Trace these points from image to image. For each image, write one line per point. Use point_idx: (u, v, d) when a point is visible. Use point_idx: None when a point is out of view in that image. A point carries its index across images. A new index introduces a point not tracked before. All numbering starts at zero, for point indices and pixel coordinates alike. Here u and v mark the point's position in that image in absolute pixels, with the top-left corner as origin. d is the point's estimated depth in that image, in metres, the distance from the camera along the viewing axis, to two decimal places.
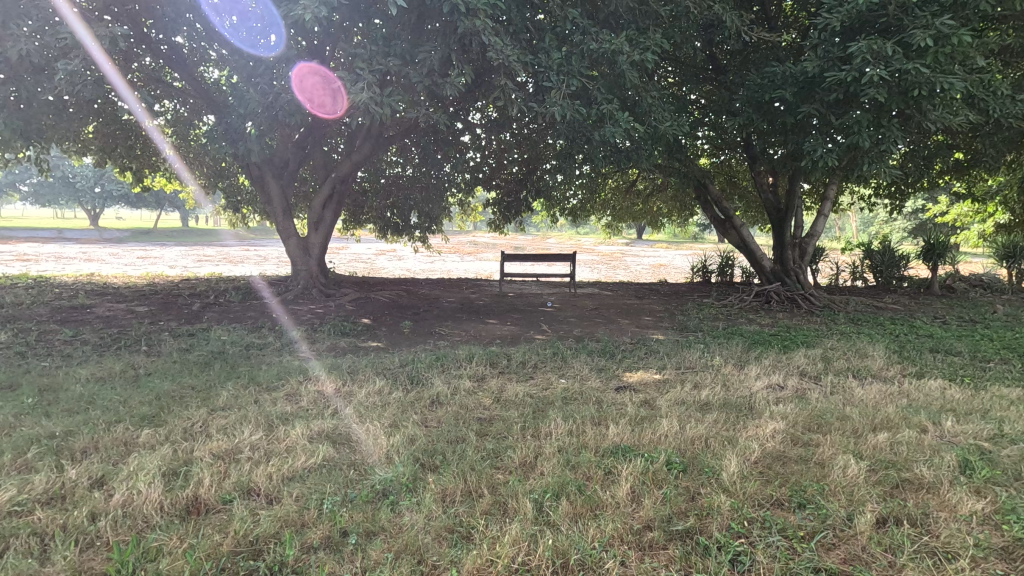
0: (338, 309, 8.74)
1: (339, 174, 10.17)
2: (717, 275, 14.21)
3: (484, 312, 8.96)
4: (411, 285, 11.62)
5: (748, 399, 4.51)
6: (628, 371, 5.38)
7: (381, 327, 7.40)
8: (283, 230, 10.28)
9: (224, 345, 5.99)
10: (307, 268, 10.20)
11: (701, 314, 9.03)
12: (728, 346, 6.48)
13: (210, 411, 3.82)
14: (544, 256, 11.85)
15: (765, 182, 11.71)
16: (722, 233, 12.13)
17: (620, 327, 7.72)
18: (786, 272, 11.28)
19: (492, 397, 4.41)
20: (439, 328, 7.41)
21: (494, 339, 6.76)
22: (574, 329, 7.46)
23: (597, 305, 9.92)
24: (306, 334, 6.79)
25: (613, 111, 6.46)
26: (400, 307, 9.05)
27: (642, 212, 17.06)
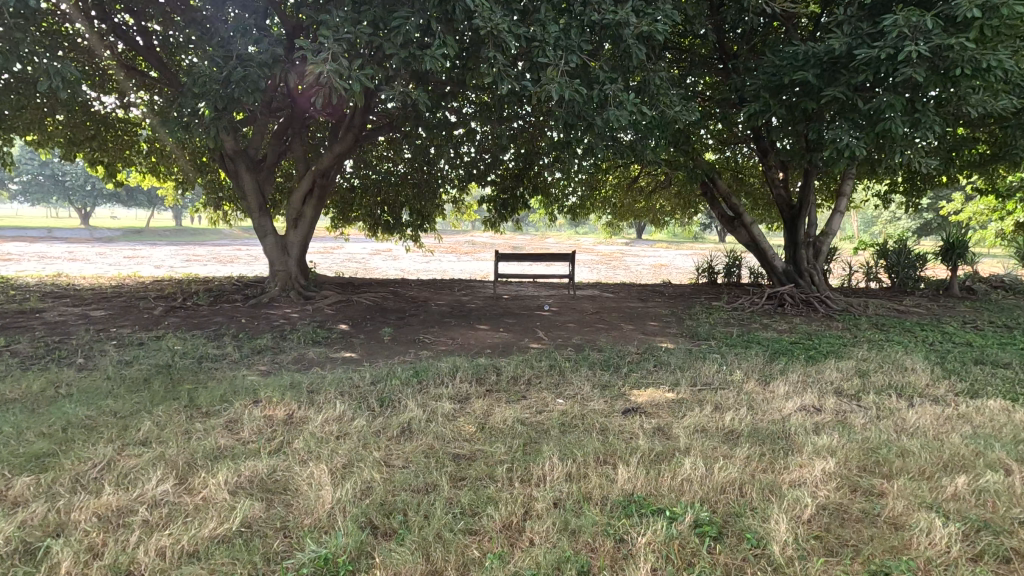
0: (317, 313, 8.01)
1: (320, 168, 9.45)
2: (724, 275, 13.48)
3: (475, 316, 8.22)
4: (400, 287, 10.88)
5: (780, 426, 3.79)
6: (635, 389, 4.64)
7: (359, 334, 6.66)
8: (258, 228, 9.43)
9: (174, 357, 5.24)
10: (286, 269, 9.43)
11: (712, 319, 8.29)
12: (747, 357, 5.76)
13: (120, 446, 3.09)
14: (541, 255, 11.11)
15: (776, 178, 11.00)
16: (731, 231, 11.39)
17: (624, 335, 6.99)
18: (799, 272, 10.55)
19: (475, 424, 3.68)
20: (423, 335, 6.67)
21: (483, 348, 6.03)
22: (574, 336, 6.73)
23: (598, 308, 9.19)
24: (273, 342, 6.05)
25: (617, 92, 5.74)
26: (385, 312, 8.32)
27: (645, 210, 16.32)
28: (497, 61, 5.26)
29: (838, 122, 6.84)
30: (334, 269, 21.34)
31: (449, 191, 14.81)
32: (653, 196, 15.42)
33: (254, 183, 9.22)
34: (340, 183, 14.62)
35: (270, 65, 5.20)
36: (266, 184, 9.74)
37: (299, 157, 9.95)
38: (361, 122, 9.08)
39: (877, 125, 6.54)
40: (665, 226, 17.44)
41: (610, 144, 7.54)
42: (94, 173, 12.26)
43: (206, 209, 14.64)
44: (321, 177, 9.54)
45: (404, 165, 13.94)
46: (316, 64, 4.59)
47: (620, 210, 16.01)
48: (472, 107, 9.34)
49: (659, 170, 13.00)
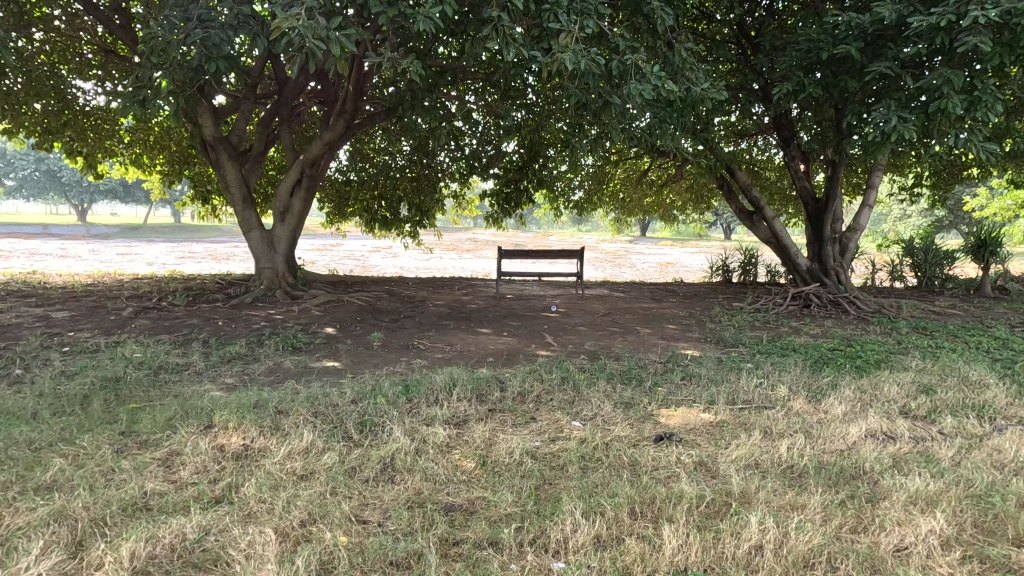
0: (303, 314, 7.31)
1: (309, 156, 8.73)
2: (739, 274, 12.75)
3: (476, 318, 7.50)
4: (396, 285, 10.16)
5: (852, 460, 3.07)
6: (665, 409, 3.93)
7: (346, 339, 5.93)
8: (242, 221, 8.68)
9: (125, 368, 4.51)
10: (273, 267, 8.71)
11: (736, 322, 7.56)
12: (788, 367, 5.04)
13: (14, 497, 2.39)
14: (547, 252, 10.38)
15: (799, 169, 10.25)
16: (750, 227, 10.65)
17: (643, 341, 6.26)
18: (824, 271, 9.81)
19: (475, 459, 2.99)
20: (418, 341, 5.95)
21: (485, 356, 5.31)
22: (587, 342, 6.01)
23: (609, 310, 8.46)
24: (246, 348, 5.33)
25: (639, 64, 5.02)
26: (378, 314, 7.62)
27: (656, 204, 15.54)
28: (501, 24, 4.58)
29: (883, 102, 6.12)
30: (330, 266, 20.63)
31: (450, 186, 14.06)
32: (665, 189, 14.65)
33: (236, 172, 8.47)
34: (336, 177, 13.95)
35: (237, 26, 4.46)
36: (250, 174, 9.01)
37: (286, 146, 9.24)
38: (353, 107, 8.41)
39: (929, 104, 5.81)
40: (675, 222, 16.72)
41: (627, 128, 6.82)
42: (73, 164, 11.54)
43: (193, 204, 13.97)
44: (311, 167, 8.82)
45: (403, 158, 13.21)
46: (287, 21, 3.86)
47: (629, 205, 15.24)
48: (474, 90, 8.62)
49: (671, 162, 12.31)
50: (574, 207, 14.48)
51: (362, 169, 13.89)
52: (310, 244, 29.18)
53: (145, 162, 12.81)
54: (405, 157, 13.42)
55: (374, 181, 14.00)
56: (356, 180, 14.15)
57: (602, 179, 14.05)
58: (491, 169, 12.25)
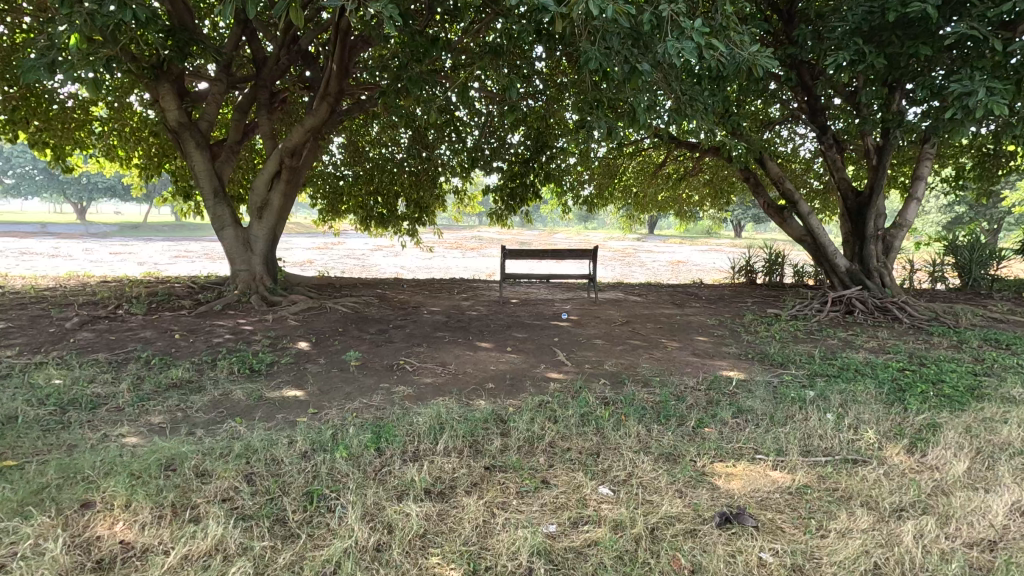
0: (277, 325, 6.36)
1: (288, 144, 7.74)
2: (765, 275, 11.78)
3: (476, 329, 6.50)
4: (390, 289, 9.21)
5: (1015, 564, 2.11)
6: (720, 467, 2.96)
7: (319, 358, 4.97)
8: (214, 217, 7.71)
9: (25, 402, 3.57)
10: (250, 269, 7.78)
11: (777, 334, 6.53)
12: (862, 397, 4.04)
13: None
14: (556, 252, 9.36)
15: (836, 159, 9.19)
16: (782, 224, 9.60)
17: (674, 360, 5.24)
18: (867, 272, 8.76)
19: (463, 566, 2.06)
20: (404, 360, 4.96)
21: (484, 382, 4.33)
22: (608, 362, 5.01)
23: (628, 318, 7.44)
24: (193, 372, 4.37)
25: (675, 16, 4.02)
26: (364, 324, 6.65)
27: (672, 199, 14.47)
28: None
29: (963, 73, 5.11)
30: (328, 266, 19.79)
31: (451, 181, 13.05)
32: (682, 183, 13.60)
33: (206, 161, 7.50)
34: (330, 172, 13.14)
35: None
36: (225, 165, 8.04)
37: (265, 133, 8.26)
38: (338, 88, 7.46)
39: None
40: (691, 218, 15.70)
41: (651, 108, 5.82)
42: (41, 156, 10.61)
43: (175, 200, 13.07)
44: (290, 156, 7.84)
45: (401, 152, 12.24)
46: None
47: (643, 201, 14.18)
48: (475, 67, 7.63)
49: (691, 151, 11.36)
50: (584, 202, 13.44)
51: (357, 163, 12.93)
52: (309, 244, 28.07)
53: (122, 156, 11.88)
54: (403, 150, 12.45)
55: (370, 175, 13.02)
56: (352, 176, 13.30)
57: (614, 171, 13.01)
58: (495, 161, 11.24)
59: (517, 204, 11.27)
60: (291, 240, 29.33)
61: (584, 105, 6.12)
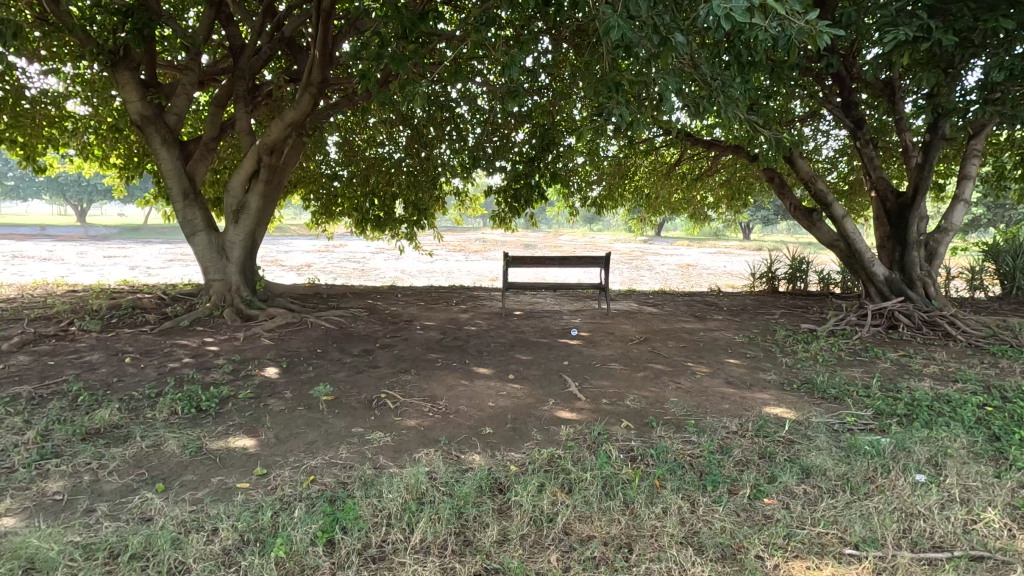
0: (247, 345, 5.58)
1: (267, 140, 6.95)
2: (788, 282, 10.96)
3: (475, 350, 5.69)
4: (382, 299, 8.43)
5: None
6: (799, 570, 2.17)
7: (286, 391, 4.19)
8: (185, 221, 6.92)
9: None
10: (224, 279, 7.03)
11: (821, 355, 5.69)
12: (955, 450, 3.22)
13: None
14: (565, 260, 8.54)
15: (872, 156, 8.38)
16: (811, 228, 8.76)
17: (708, 393, 4.41)
18: (909, 281, 7.91)
19: None
20: (386, 393, 4.18)
21: (480, 427, 3.54)
22: (631, 399, 4.19)
23: (646, 335, 6.61)
24: (126, 412, 3.59)
25: None
26: (347, 344, 5.85)
27: (687, 201, 13.61)
28: None
29: None
30: (326, 271, 19.10)
31: (453, 182, 12.19)
32: (697, 184, 12.80)
33: (175, 160, 6.70)
34: (323, 172, 12.40)
35: None
36: (198, 163, 7.25)
37: (242, 129, 7.46)
38: (322, 77, 6.67)
39: None
40: (706, 221, 14.87)
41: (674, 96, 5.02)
42: (12, 156, 9.89)
43: (159, 202, 12.34)
44: (269, 154, 7.05)
45: (400, 151, 11.47)
46: None
47: (656, 204, 13.35)
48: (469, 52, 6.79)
49: (709, 149, 10.55)
50: (594, 205, 12.61)
51: (351, 163, 12.14)
52: (309, 247, 27.36)
53: (100, 155, 11.15)
54: (401, 150, 11.67)
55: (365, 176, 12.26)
56: (346, 177, 12.55)
57: (627, 170, 12.19)
58: (498, 161, 10.43)
59: (522, 206, 10.43)
60: (291, 244, 28.67)
61: (595, 94, 5.36)
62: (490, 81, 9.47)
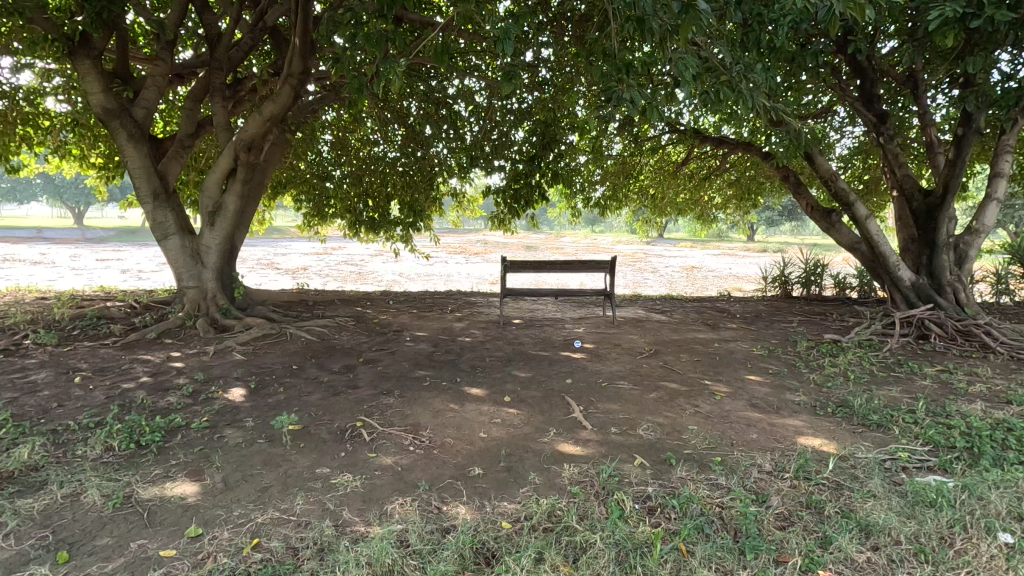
0: (216, 361, 5.04)
1: (244, 136, 6.41)
2: (803, 287, 10.43)
3: (467, 366, 5.13)
4: (373, 307, 7.89)
5: None
6: None
7: (247, 419, 3.64)
8: (155, 223, 6.38)
9: None
10: (199, 286, 6.51)
11: (852, 372, 5.11)
12: None
13: None
14: (567, 265, 7.97)
15: (896, 153, 7.84)
16: (830, 230, 8.18)
17: (732, 420, 3.84)
18: (938, 286, 7.36)
19: None
20: (362, 422, 3.64)
21: (469, 468, 3.00)
22: (644, 428, 3.63)
23: (656, 347, 6.03)
24: (52, 451, 3.06)
25: None
26: (327, 359, 5.30)
27: (695, 202, 13.03)
28: None
29: None
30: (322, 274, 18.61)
31: (449, 182, 11.62)
32: (705, 184, 12.26)
33: (144, 157, 6.17)
34: (316, 173, 11.87)
35: None
36: (171, 162, 6.72)
37: (219, 124, 6.93)
38: (302, 67, 6.13)
39: None
40: (714, 222, 14.31)
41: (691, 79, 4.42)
42: None
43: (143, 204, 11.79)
44: (246, 151, 6.52)
45: (395, 150, 10.94)
46: None
47: (662, 204, 12.78)
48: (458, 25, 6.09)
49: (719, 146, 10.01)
50: (597, 206, 12.03)
51: (343, 163, 11.63)
52: (306, 249, 26.84)
53: (78, 155, 10.61)
54: (396, 148, 11.15)
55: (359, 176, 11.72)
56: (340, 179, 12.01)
57: (632, 169, 11.63)
58: (496, 160, 9.86)
59: (522, 208, 9.81)
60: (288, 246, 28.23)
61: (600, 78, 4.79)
62: (488, 76, 8.96)
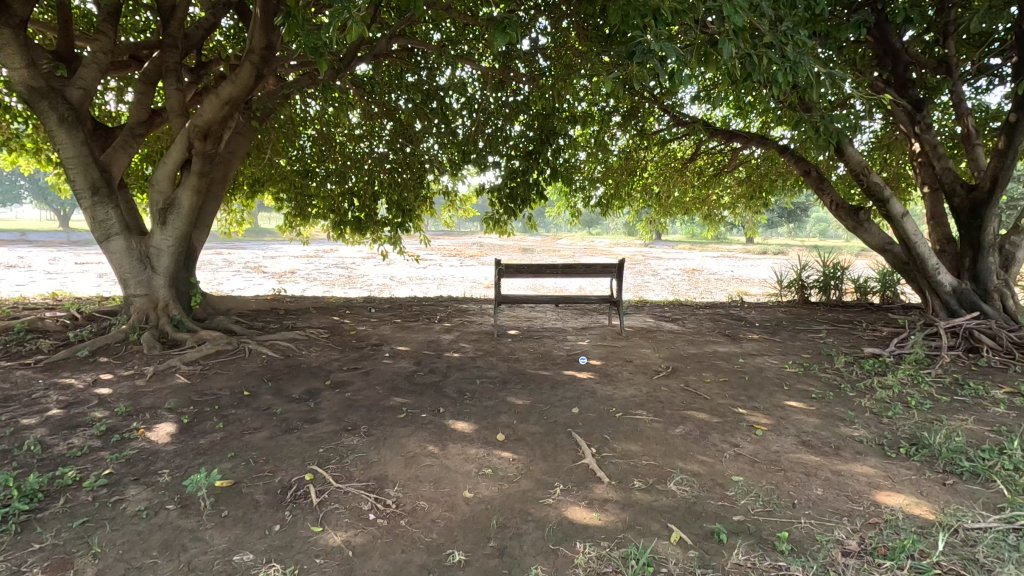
0: (150, 385, 4.20)
1: (199, 121, 5.54)
2: (822, 293, 9.66)
3: (454, 391, 4.30)
4: (352, 317, 7.05)
5: None
6: None
7: (160, 473, 2.81)
8: (95, 222, 5.51)
9: None
10: (149, 294, 5.67)
11: (910, 397, 4.31)
12: None
13: None
14: (568, 269, 7.17)
15: (934, 144, 7.08)
16: (858, 229, 7.49)
17: (785, 467, 3.03)
18: (985, 292, 6.58)
19: None
20: (313, 475, 2.83)
21: (447, 552, 2.20)
22: (676, 481, 2.82)
23: (674, 364, 5.22)
24: None
25: None
26: (287, 382, 4.46)
27: (702, 201, 12.24)
28: None
29: None
30: (309, 278, 17.74)
31: (440, 180, 10.83)
32: (714, 182, 11.47)
33: (80, 145, 5.30)
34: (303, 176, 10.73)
35: None
36: (117, 152, 5.87)
37: (173, 109, 6.08)
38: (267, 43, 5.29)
39: None
40: (724, 223, 13.51)
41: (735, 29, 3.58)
42: None
43: None
44: (202, 139, 5.65)
45: (382, 145, 10.07)
46: None
47: (666, 203, 12.01)
48: None
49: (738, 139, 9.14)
50: (598, 205, 11.25)
51: (324, 159, 10.66)
52: (295, 252, 25.97)
53: (33, 150, 9.71)
54: (385, 144, 10.31)
55: (351, 178, 10.66)
56: (333, 186, 10.84)
57: (635, 166, 10.87)
58: (490, 156, 8.99)
59: (520, 208, 8.95)
60: (277, 249, 27.38)
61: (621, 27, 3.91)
62: (482, 64, 8.23)
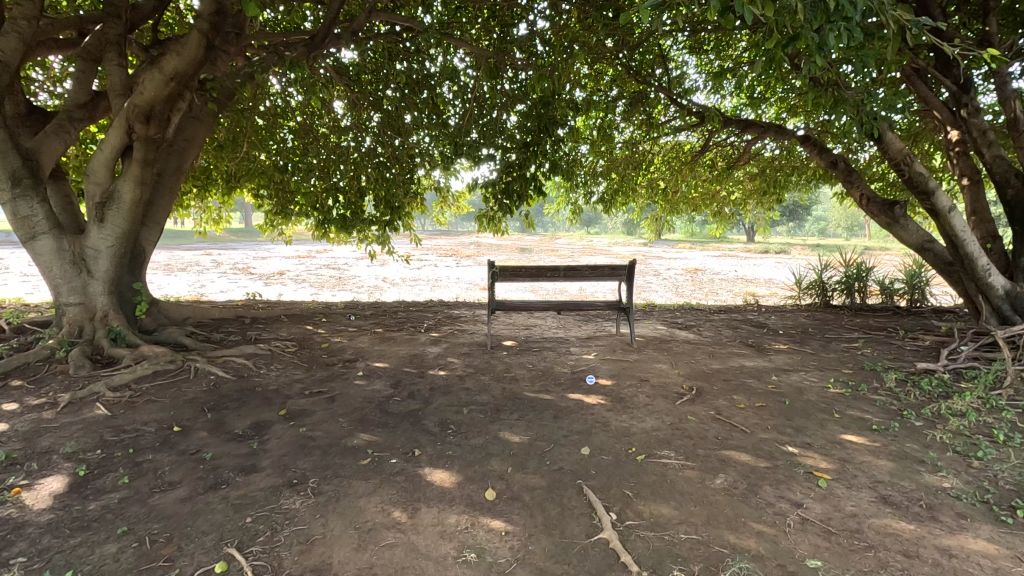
0: (59, 419, 3.39)
1: (139, 100, 4.71)
2: (847, 297, 8.89)
3: (435, 423, 3.50)
4: (327, 326, 6.22)
5: None
6: None
7: (11, 565, 2.01)
8: (19, 219, 4.71)
9: None
10: (84, 302, 4.88)
11: (992, 428, 3.53)
12: None
13: None
14: (570, 271, 6.37)
15: (985, 130, 6.28)
16: (894, 226, 6.73)
17: (874, 543, 2.24)
18: None
19: None
20: (228, 565, 2.03)
21: None
22: (731, 571, 2.04)
23: (697, 384, 4.42)
24: None
25: None
26: (232, 412, 3.65)
27: (710, 197, 11.40)
28: None
29: None
30: (297, 280, 16.90)
31: (431, 175, 10.00)
32: (725, 176, 10.67)
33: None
34: (282, 172, 9.86)
35: None
36: (50, 139, 5.06)
37: (114, 89, 5.25)
38: None
39: None
40: (734, 222, 12.71)
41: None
42: None
43: None
44: (144, 121, 4.81)
45: (368, 138, 9.19)
46: None
47: (673, 199, 11.22)
48: None
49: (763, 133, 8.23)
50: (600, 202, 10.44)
51: (305, 153, 9.82)
52: (284, 252, 25.07)
53: None
54: (372, 137, 9.37)
55: (337, 176, 9.78)
56: (315, 185, 9.90)
57: (640, 160, 10.07)
58: (484, 148, 8.15)
59: (516, 204, 8.08)
60: (266, 249, 26.49)
61: None
62: (473, 47, 7.39)
